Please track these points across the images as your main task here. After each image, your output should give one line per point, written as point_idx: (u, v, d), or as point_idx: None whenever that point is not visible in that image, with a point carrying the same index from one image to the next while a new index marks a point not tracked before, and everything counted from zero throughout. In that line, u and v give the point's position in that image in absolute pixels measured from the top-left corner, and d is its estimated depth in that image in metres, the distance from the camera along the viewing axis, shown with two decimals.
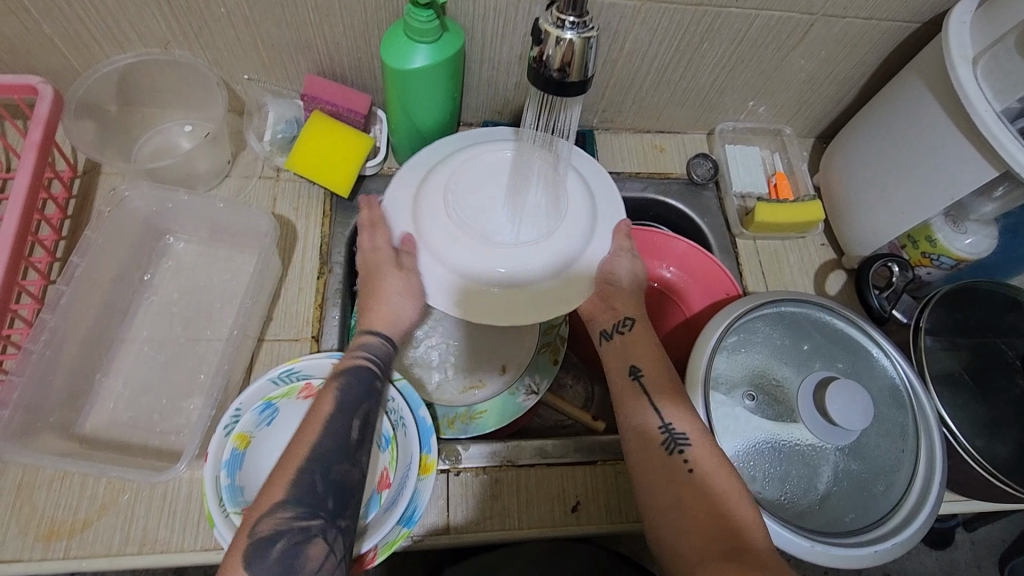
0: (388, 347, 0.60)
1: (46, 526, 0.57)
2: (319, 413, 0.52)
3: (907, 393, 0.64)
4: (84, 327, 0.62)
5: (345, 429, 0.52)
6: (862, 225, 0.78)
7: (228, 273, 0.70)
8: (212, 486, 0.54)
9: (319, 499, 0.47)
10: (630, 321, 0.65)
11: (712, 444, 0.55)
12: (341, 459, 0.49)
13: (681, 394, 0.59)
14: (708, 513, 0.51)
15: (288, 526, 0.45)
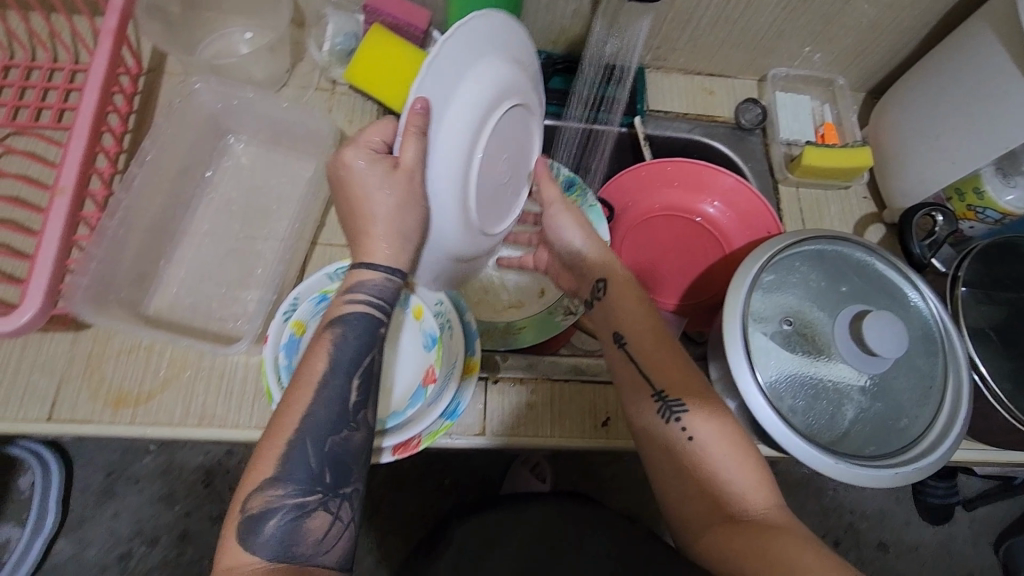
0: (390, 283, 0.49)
1: (114, 394, 0.61)
2: (312, 378, 0.47)
3: (940, 336, 0.65)
4: (152, 213, 0.64)
5: (342, 393, 0.47)
6: (908, 177, 0.78)
7: (284, 178, 0.72)
8: (272, 366, 0.58)
9: (315, 474, 0.45)
10: (604, 284, 0.61)
11: (710, 409, 0.53)
12: (336, 429, 0.46)
13: (676, 361, 0.56)
14: (705, 477, 0.51)
15: (280, 503, 0.43)
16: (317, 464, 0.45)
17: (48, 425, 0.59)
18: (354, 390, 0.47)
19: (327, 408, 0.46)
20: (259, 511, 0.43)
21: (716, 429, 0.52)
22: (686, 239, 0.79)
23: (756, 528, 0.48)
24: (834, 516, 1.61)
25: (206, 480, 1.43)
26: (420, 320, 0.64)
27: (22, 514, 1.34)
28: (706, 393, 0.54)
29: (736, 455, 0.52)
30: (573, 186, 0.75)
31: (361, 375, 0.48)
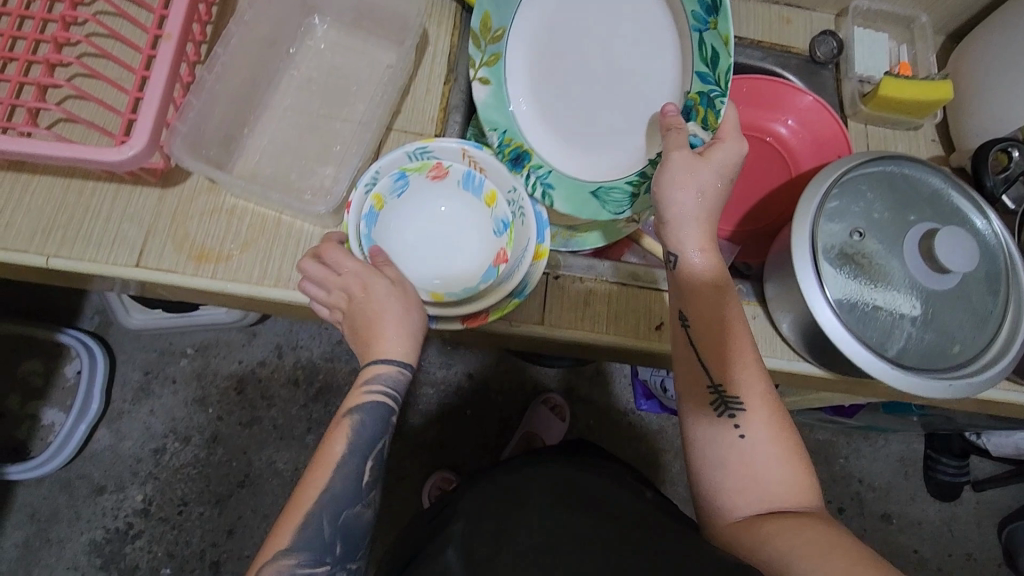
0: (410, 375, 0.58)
1: (198, 249, 0.63)
2: (331, 455, 0.54)
3: (1006, 265, 0.65)
4: (241, 79, 0.66)
5: (356, 471, 0.54)
6: (988, 113, 0.77)
7: (363, 64, 0.73)
8: (354, 230, 0.62)
9: (327, 545, 0.52)
10: (675, 259, 0.60)
11: (764, 409, 0.57)
12: (349, 505, 0.53)
13: (737, 357, 0.58)
14: (751, 476, 0.55)
15: (291, 573, 0.50)
16: (331, 535, 0.52)
17: (136, 270, 0.62)
18: (366, 470, 0.54)
19: (342, 485, 0.53)
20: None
21: (763, 425, 0.56)
22: (753, 160, 0.80)
23: (766, 527, 0.52)
24: (842, 483, 1.60)
25: (238, 387, 1.47)
26: (492, 207, 0.69)
27: (67, 400, 1.40)
28: (762, 393, 0.57)
29: (780, 460, 0.56)
30: None
31: (373, 458, 0.55)
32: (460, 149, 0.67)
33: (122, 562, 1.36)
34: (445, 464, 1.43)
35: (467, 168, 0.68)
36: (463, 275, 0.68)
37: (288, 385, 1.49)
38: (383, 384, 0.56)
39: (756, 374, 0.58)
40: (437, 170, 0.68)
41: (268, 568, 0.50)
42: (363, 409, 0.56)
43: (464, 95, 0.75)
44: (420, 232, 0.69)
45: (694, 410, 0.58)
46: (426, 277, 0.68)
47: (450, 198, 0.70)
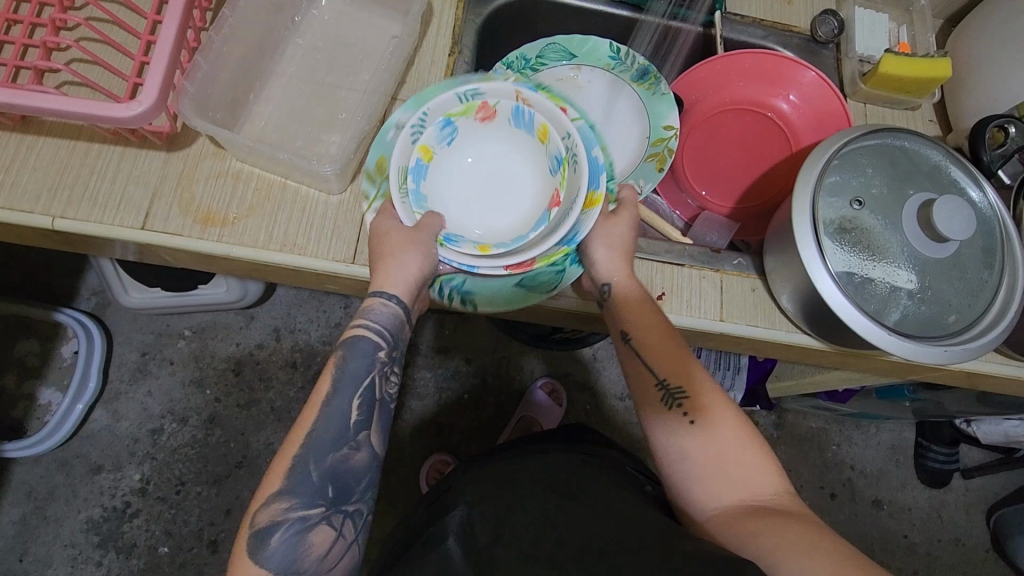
0: (397, 311, 0.59)
1: (203, 212, 0.64)
2: (318, 397, 0.56)
3: (1001, 233, 0.66)
4: (247, 44, 0.66)
5: (344, 410, 0.56)
6: (985, 93, 0.78)
7: (369, 34, 0.73)
8: (398, 174, 0.62)
9: (318, 490, 0.54)
10: (607, 287, 0.64)
11: (708, 396, 0.60)
12: (337, 447, 0.55)
13: (678, 355, 0.62)
14: (712, 464, 0.57)
15: (282, 517, 0.53)
16: (320, 480, 0.54)
17: (142, 233, 0.62)
18: (355, 409, 0.56)
19: (330, 426, 0.55)
20: (267, 522, 0.53)
21: (713, 412, 0.59)
22: (756, 136, 0.81)
23: (748, 518, 0.54)
24: (834, 469, 1.61)
25: (236, 369, 1.47)
26: (546, 142, 0.65)
27: (63, 380, 1.40)
28: (703, 383, 0.61)
29: (735, 445, 0.58)
30: (647, 75, 0.79)
31: (363, 395, 0.57)
32: (514, 90, 0.63)
33: (119, 540, 1.36)
34: (442, 446, 1.44)
35: (516, 105, 0.64)
36: (512, 224, 0.66)
37: (286, 367, 1.49)
38: (371, 321, 0.58)
39: (696, 369, 0.62)
40: (484, 112, 0.65)
41: (260, 514, 0.53)
42: (354, 348, 0.58)
43: (468, 67, 0.76)
44: (467, 177, 0.68)
45: (649, 415, 0.61)
46: (471, 229, 0.65)
47: (503, 139, 0.67)
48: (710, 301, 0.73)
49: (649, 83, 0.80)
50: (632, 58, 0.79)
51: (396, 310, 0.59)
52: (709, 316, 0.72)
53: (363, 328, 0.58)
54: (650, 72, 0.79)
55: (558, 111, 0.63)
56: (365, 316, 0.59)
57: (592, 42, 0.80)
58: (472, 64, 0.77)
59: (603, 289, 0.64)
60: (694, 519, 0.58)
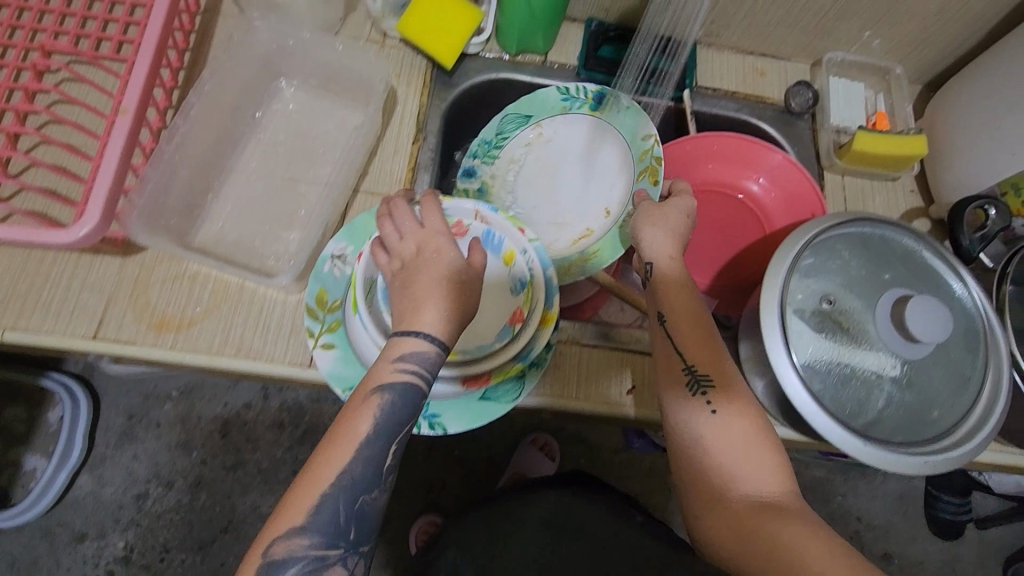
0: (440, 357, 0.50)
1: (158, 318, 0.62)
2: (348, 439, 0.48)
3: (984, 330, 0.63)
4: (204, 145, 0.66)
5: (378, 455, 0.48)
6: (962, 169, 0.75)
7: (331, 125, 0.73)
8: (365, 283, 0.60)
9: (341, 530, 0.47)
10: (650, 265, 0.61)
11: (738, 388, 0.54)
12: (368, 490, 0.47)
13: (709, 340, 0.57)
14: (731, 453, 0.51)
15: (302, 553, 0.45)
16: (345, 520, 0.47)
17: (94, 342, 0.61)
18: (390, 455, 0.49)
19: (365, 467, 0.47)
20: (282, 557, 0.45)
21: (739, 403, 0.53)
22: (730, 215, 0.80)
23: (770, 519, 0.48)
24: (841, 522, 1.55)
25: (223, 431, 1.45)
26: (509, 266, 0.65)
27: (50, 446, 1.39)
28: (732, 374, 0.55)
29: (756, 441, 0.52)
30: (605, 94, 0.78)
31: (398, 443, 0.49)
32: (473, 209, 0.65)
33: None
34: (432, 507, 1.40)
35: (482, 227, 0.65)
36: (474, 332, 0.64)
37: (273, 428, 1.47)
38: (416, 364, 0.49)
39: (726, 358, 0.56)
40: (459, 229, 0.64)
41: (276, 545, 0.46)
42: (395, 390, 0.49)
43: (432, 155, 0.75)
44: None
45: (666, 399, 0.55)
46: None
47: None
48: None
49: (609, 105, 0.78)
50: (585, 91, 0.78)
51: (439, 356, 0.50)
52: None
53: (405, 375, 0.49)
54: (613, 96, 0.77)
55: (516, 230, 0.65)
56: (405, 356, 0.49)
57: (539, 97, 0.79)
58: (438, 150, 0.77)
59: (647, 266, 0.61)
60: (707, 517, 0.51)
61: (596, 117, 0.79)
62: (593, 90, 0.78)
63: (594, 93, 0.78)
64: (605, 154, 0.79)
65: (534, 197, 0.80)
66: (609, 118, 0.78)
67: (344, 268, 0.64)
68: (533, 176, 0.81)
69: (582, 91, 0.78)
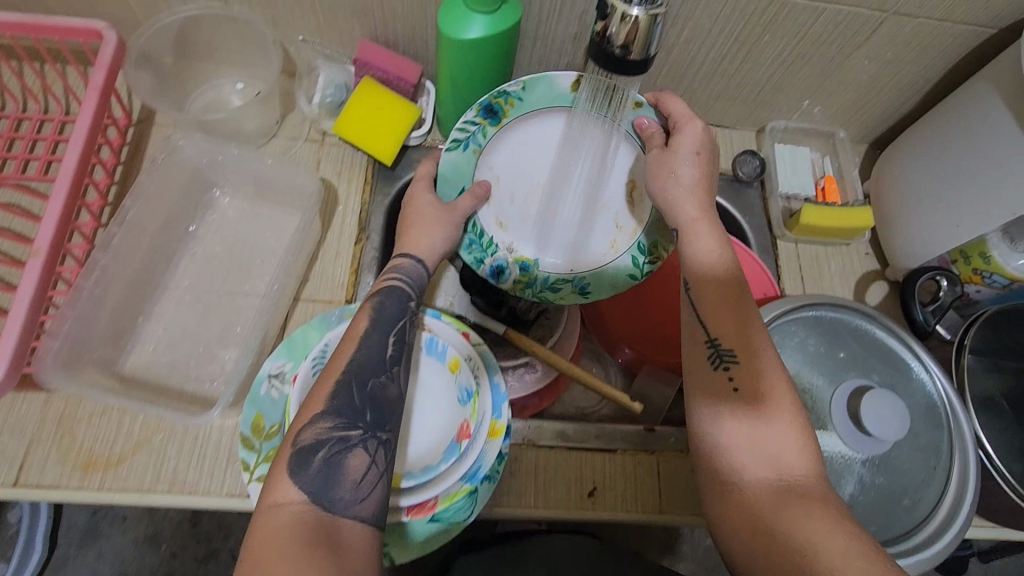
0: (424, 273, 0.61)
1: (84, 457, 0.59)
2: (356, 328, 0.55)
3: (944, 412, 0.62)
4: (132, 269, 0.64)
5: (379, 346, 0.54)
6: (913, 237, 0.74)
7: (268, 232, 0.71)
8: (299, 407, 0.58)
9: (358, 411, 0.50)
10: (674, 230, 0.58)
11: (764, 365, 0.49)
12: (376, 373, 0.52)
13: (737, 297, 0.53)
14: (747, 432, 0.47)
15: (327, 436, 0.48)
16: (360, 402, 0.50)
17: (15, 490, 0.57)
18: (389, 346, 0.55)
19: (368, 353, 0.53)
20: (308, 443, 0.48)
21: (766, 388, 0.49)
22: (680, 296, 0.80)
23: (793, 510, 0.43)
24: None
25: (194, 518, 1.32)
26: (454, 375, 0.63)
27: None
28: (761, 348, 0.51)
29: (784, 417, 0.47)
30: (496, 99, 0.64)
31: (396, 337, 0.56)
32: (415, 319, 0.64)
33: None
34: None
35: (427, 336, 0.64)
36: (421, 450, 0.60)
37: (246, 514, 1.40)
38: (403, 274, 0.60)
39: (757, 329, 0.52)
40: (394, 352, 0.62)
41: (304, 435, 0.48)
42: (388, 292, 0.58)
43: (376, 254, 0.73)
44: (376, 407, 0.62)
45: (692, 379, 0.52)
46: None
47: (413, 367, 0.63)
48: (647, 490, 0.67)
49: (505, 98, 0.65)
50: (471, 122, 0.65)
51: (422, 273, 0.61)
52: (645, 512, 0.66)
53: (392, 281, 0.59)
54: (501, 94, 0.65)
55: (460, 336, 0.64)
56: (395, 272, 0.60)
57: (452, 165, 0.65)
58: (383, 247, 0.75)
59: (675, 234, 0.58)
60: (721, 503, 0.46)
61: (506, 124, 0.66)
62: (481, 100, 0.64)
63: (477, 111, 0.65)
64: (552, 132, 0.68)
65: (553, 225, 0.69)
66: (520, 108, 0.65)
67: (282, 388, 0.61)
68: (530, 212, 0.69)
69: (468, 125, 0.64)
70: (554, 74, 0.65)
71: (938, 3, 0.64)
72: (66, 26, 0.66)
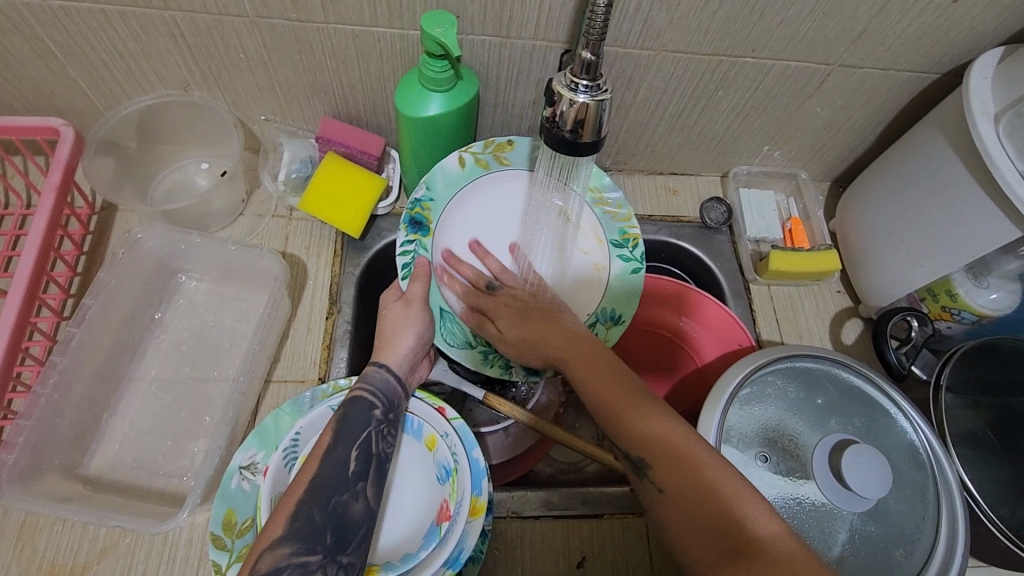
0: (390, 378, 0.59)
1: (46, 570, 0.56)
2: (320, 445, 0.53)
3: (929, 458, 0.61)
4: (95, 365, 0.62)
5: (344, 460, 0.53)
6: (881, 276, 0.75)
7: (237, 314, 0.70)
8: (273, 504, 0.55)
9: (317, 534, 0.48)
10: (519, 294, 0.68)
11: (653, 440, 0.50)
12: (339, 490, 0.51)
13: (601, 383, 0.56)
14: (690, 517, 0.46)
15: (287, 562, 0.46)
16: (322, 522, 0.49)
17: None
18: (353, 459, 0.53)
19: (332, 469, 0.52)
20: (269, 571, 0.45)
21: (669, 461, 0.49)
22: (654, 346, 0.84)
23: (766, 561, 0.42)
24: None
25: None
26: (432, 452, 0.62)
27: None
28: (643, 429, 0.52)
29: (707, 475, 0.47)
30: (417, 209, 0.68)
31: (361, 448, 0.54)
32: None
33: None
34: None
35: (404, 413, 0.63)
36: (403, 536, 0.59)
37: None
38: (369, 382, 0.58)
39: (634, 409, 0.53)
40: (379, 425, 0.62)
41: (262, 560, 0.46)
42: (353, 404, 0.56)
43: (348, 327, 0.72)
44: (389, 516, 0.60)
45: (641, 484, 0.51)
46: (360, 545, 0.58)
47: None
48: (638, 556, 0.65)
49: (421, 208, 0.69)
50: (409, 242, 0.68)
51: (389, 377, 0.59)
52: None
53: (359, 390, 0.58)
54: (415, 204, 0.68)
55: (437, 413, 0.62)
56: (361, 381, 0.59)
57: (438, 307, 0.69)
58: (355, 319, 0.74)
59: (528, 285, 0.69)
60: None
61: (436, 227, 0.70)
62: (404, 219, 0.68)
63: (405, 230, 0.68)
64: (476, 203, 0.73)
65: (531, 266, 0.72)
66: (437, 207, 0.70)
67: (254, 479, 0.59)
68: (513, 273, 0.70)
69: (406, 247, 0.68)
70: (440, 163, 0.69)
71: (879, 55, 0.67)
72: (23, 125, 0.66)
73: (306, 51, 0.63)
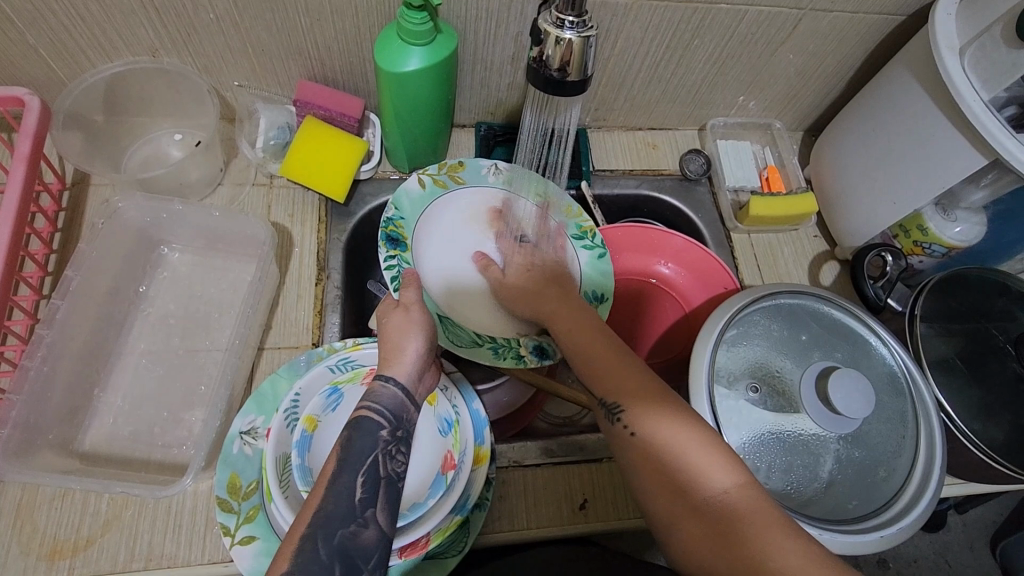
0: (399, 392, 0.53)
1: (49, 545, 0.56)
2: (326, 473, 0.47)
3: (906, 382, 0.64)
4: (81, 340, 0.61)
5: (351, 488, 0.46)
6: (855, 217, 0.78)
7: (225, 284, 0.69)
8: (276, 463, 0.55)
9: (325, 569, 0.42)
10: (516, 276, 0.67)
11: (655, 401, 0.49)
12: (345, 522, 0.44)
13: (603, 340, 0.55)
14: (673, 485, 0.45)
15: None
16: (329, 557, 0.42)
17: None
18: (361, 487, 0.47)
19: (338, 500, 0.45)
20: None
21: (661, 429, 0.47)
22: (641, 299, 0.84)
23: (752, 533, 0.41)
24: None
25: None
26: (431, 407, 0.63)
27: None
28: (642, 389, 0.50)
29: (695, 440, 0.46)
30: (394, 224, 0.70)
31: (368, 473, 0.48)
32: None
33: None
34: None
35: None
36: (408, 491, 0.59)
37: None
38: (376, 401, 0.52)
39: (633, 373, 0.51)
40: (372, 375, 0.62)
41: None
42: (359, 425, 0.50)
43: (339, 292, 0.71)
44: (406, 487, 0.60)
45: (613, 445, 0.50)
46: None
47: None
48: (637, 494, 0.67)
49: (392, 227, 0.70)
50: (389, 257, 0.69)
51: (398, 392, 0.54)
52: (636, 515, 0.66)
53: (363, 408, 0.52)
54: (388, 223, 0.70)
55: None
56: (367, 400, 0.52)
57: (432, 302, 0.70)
58: (345, 284, 0.73)
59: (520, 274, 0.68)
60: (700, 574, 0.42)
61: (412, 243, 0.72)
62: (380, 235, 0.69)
63: (385, 248, 0.69)
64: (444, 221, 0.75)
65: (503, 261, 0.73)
66: (409, 225, 0.72)
67: (256, 444, 0.59)
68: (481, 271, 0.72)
69: (390, 262, 0.68)
70: (403, 186, 0.72)
71: None
72: None
73: (279, 9, 0.62)
